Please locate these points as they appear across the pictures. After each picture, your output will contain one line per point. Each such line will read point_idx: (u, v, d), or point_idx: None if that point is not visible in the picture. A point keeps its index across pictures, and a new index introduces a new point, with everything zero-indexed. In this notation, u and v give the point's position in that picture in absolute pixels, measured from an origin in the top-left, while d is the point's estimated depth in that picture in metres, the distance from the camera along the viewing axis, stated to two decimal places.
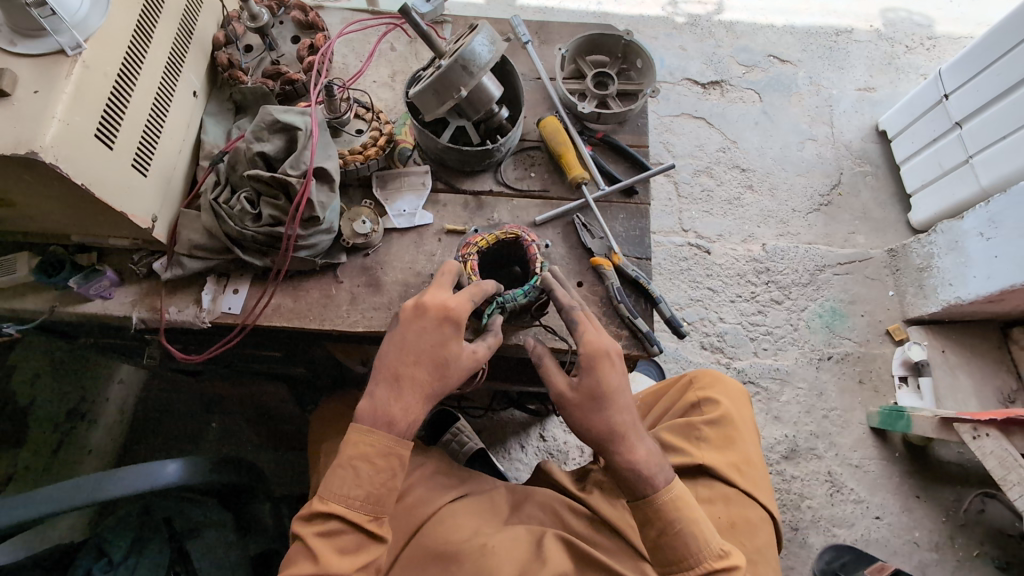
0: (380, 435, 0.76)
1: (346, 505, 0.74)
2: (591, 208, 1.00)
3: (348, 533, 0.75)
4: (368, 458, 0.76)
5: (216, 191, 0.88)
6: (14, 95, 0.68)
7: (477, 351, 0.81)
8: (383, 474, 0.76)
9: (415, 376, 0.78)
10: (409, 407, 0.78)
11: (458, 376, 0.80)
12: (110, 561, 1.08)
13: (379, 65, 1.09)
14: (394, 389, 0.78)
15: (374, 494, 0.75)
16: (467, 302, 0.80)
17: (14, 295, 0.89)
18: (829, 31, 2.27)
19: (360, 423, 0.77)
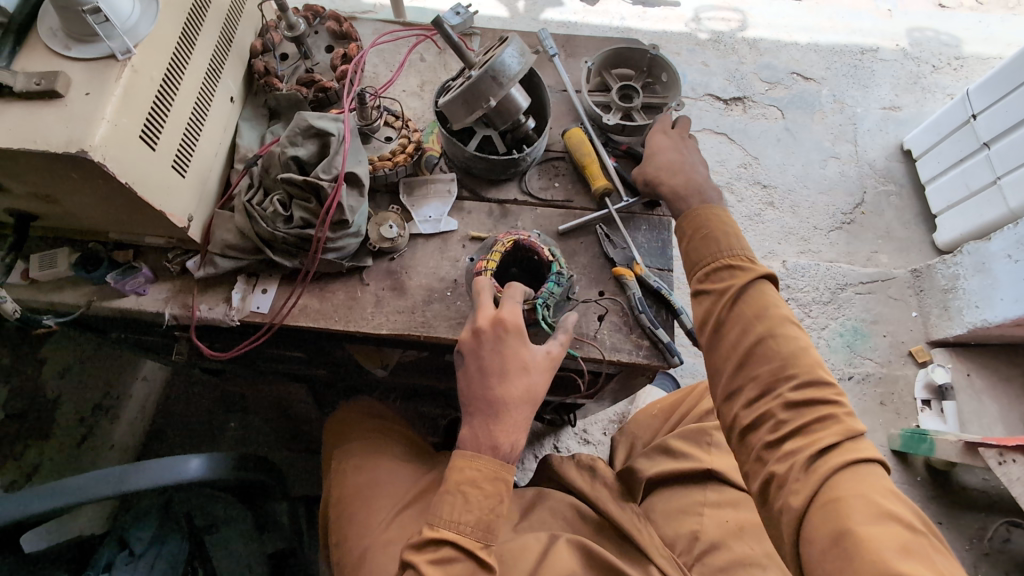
0: (484, 460, 0.78)
1: (458, 530, 0.74)
2: (614, 220, 1.01)
3: (461, 561, 0.73)
4: (467, 486, 0.76)
5: (250, 193, 0.91)
6: (67, 96, 0.71)
7: (549, 352, 0.83)
8: (490, 499, 0.76)
9: (508, 392, 0.79)
10: (513, 431, 0.79)
11: (543, 379, 0.81)
12: (132, 552, 1.09)
13: (409, 75, 1.12)
14: (488, 415, 0.79)
15: (483, 519, 0.75)
16: (514, 305, 0.82)
17: (52, 289, 0.92)
18: (854, 49, 2.27)
19: (458, 451, 0.78)
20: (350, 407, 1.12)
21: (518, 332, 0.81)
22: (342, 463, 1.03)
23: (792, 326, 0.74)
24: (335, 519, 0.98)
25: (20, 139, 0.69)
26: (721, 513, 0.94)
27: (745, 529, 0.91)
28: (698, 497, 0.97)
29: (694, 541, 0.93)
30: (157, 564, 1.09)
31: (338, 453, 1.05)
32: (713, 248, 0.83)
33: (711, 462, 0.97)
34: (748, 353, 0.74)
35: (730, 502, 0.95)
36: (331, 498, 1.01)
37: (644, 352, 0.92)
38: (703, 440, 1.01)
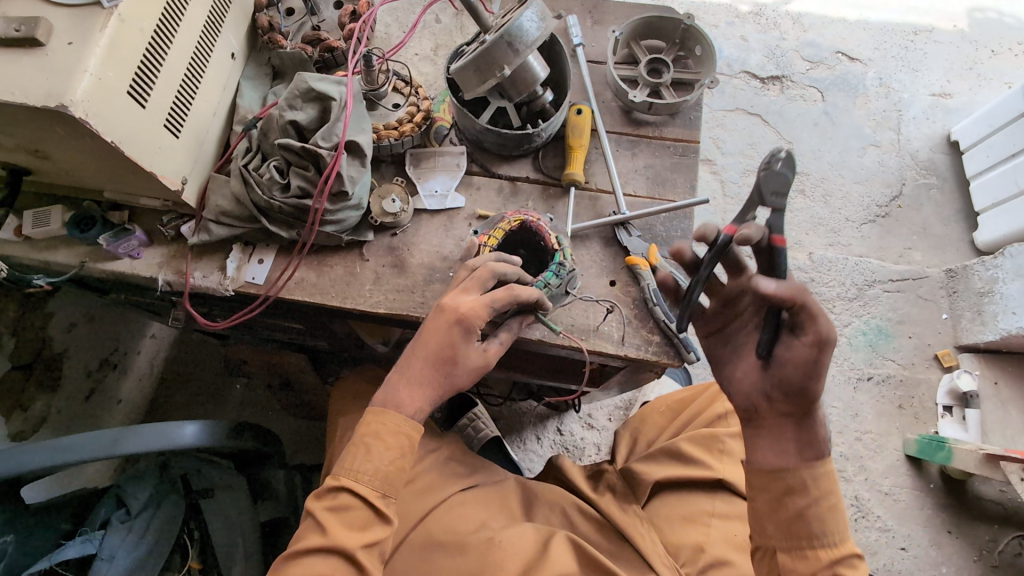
0: (390, 416, 0.72)
1: (356, 480, 0.69)
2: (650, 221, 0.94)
3: (357, 510, 0.69)
4: (378, 437, 0.70)
5: (247, 158, 0.86)
6: (49, 45, 0.66)
7: (487, 352, 0.77)
8: (392, 454, 0.70)
9: (425, 374, 0.73)
10: (417, 402, 0.73)
11: (466, 376, 0.75)
12: (128, 512, 1.10)
13: (423, 37, 1.05)
14: (403, 381, 0.73)
15: (382, 470, 0.70)
16: (483, 304, 0.73)
17: (46, 247, 0.90)
18: (907, 29, 2.10)
19: (371, 405, 0.73)
20: (358, 372, 1.13)
21: (471, 327, 0.74)
22: (343, 436, 1.00)
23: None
24: None
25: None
26: (731, 527, 0.92)
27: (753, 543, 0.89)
28: (705, 507, 0.95)
29: (700, 553, 0.89)
30: (154, 524, 1.10)
31: (339, 425, 1.02)
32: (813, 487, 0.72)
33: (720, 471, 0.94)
34: None
35: (738, 515, 0.93)
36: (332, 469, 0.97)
37: (655, 347, 0.87)
38: (716, 447, 0.97)
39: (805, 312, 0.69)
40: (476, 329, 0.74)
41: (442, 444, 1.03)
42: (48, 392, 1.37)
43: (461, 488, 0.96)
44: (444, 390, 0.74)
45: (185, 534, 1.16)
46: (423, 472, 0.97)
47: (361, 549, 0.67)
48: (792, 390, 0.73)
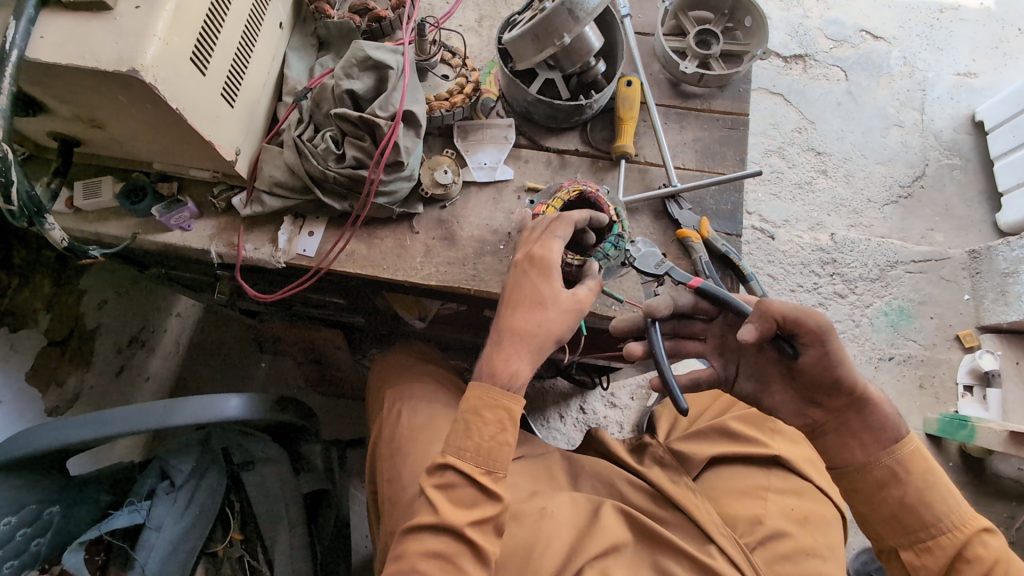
0: (496, 392, 0.71)
1: (461, 457, 0.70)
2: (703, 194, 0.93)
3: (462, 488, 0.69)
4: (479, 414, 0.71)
5: (300, 128, 0.86)
6: (116, 9, 0.65)
7: (577, 294, 0.76)
8: (494, 428, 0.70)
9: (517, 324, 0.74)
10: (517, 358, 0.73)
11: (560, 320, 0.74)
12: (172, 484, 1.10)
13: (467, 9, 1.03)
14: (497, 342, 0.74)
15: (485, 446, 0.69)
16: (549, 237, 0.77)
17: (96, 219, 0.90)
18: (932, 7, 2.08)
19: (470, 382, 0.73)
20: (403, 347, 1.14)
21: (546, 266, 0.76)
22: (393, 407, 1.01)
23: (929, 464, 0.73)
24: (386, 457, 0.97)
25: (67, 53, 0.64)
26: (787, 500, 0.92)
27: (810, 519, 0.90)
28: (760, 481, 0.95)
29: (757, 524, 0.89)
30: (199, 496, 1.11)
31: (388, 397, 1.03)
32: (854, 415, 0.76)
33: (774, 447, 0.96)
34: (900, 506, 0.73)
35: (795, 490, 0.94)
36: (381, 438, 1.00)
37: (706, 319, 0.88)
38: (765, 425, 1.00)
39: (793, 324, 0.72)
40: (553, 268, 0.76)
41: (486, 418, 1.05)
42: (81, 366, 1.36)
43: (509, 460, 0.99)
44: (541, 337, 0.73)
45: (226, 505, 1.19)
46: None
47: (470, 525, 0.68)
48: (822, 389, 0.77)
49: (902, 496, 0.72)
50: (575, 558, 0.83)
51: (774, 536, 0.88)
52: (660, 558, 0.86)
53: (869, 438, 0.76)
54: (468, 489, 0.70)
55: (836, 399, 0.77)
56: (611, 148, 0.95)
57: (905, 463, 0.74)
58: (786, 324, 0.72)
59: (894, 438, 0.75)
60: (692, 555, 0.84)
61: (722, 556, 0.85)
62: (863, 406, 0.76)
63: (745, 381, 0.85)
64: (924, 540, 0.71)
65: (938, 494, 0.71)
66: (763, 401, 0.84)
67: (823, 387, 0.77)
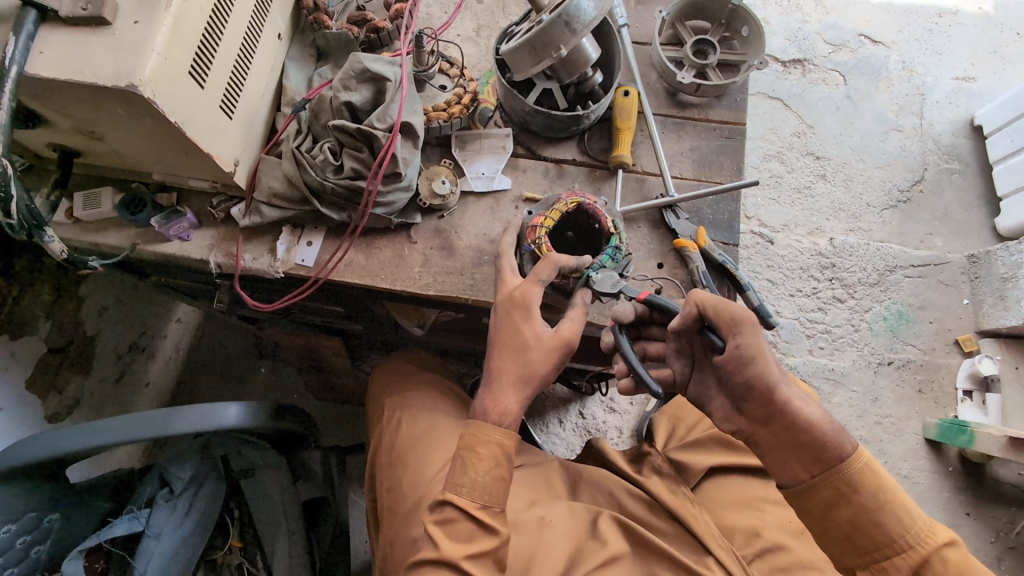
0: (491, 429, 0.74)
1: (463, 494, 0.72)
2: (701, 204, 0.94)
3: (461, 522, 0.71)
4: (474, 449, 0.73)
5: (298, 139, 0.86)
6: (116, 25, 0.65)
7: (560, 331, 0.77)
8: (488, 464, 0.72)
9: (504, 367, 0.76)
10: (506, 398, 0.75)
11: (544, 358, 0.76)
12: (172, 491, 1.10)
13: (465, 18, 1.03)
14: (489, 385, 0.76)
15: (481, 481, 0.71)
16: (533, 281, 0.77)
17: (97, 230, 0.90)
18: (931, 11, 2.08)
19: (469, 418, 0.76)
20: (403, 355, 1.15)
21: (529, 308, 0.77)
22: (393, 414, 1.01)
23: (877, 480, 0.72)
24: (385, 466, 0.97)
25: (67, 69, 0.64)
26: (784, 513, 0.92)
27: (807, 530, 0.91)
28: (758, 493, 0.95)
29: (756, 537, 0.90)
30: (198, 502, 1.10)
31: (388, 404, 1.04)
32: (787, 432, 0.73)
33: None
34: (851, 526, 0.72)
35: None
36: (381, 448, 1.00)
37: None
38: None
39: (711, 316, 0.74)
40: (533, 308, 0.77)
41: None
42: (81, 374, 1.36)
43: None
44: (532, 382, 0.76)
45: (226, 513, 1.19)
46: None
47: (467, 559, 0.69)
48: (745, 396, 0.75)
49: (853, 515, 0.71)
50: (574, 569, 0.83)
51: (773, 548, 0.89)
52: (658, 568, 0.86)
53: (809, 459, 0.73)
54: (465, 523, 0.71)
55: (758, 407, 0.74)
56: (608, 157, 0.95)
57: (855, 483, 0.72)
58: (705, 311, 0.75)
59: (838, 456, 0.72)
60: (689, 565, 0.84)
61: (719, 565, 0.86)
62: (789, 421, 0.72)
63: (692, 388, 0.85)
64: (875, 560, 0.72)
65: (887, 515, 0.71)
66: (704, 405, 0.83)
67: (745, 394, 0.74)
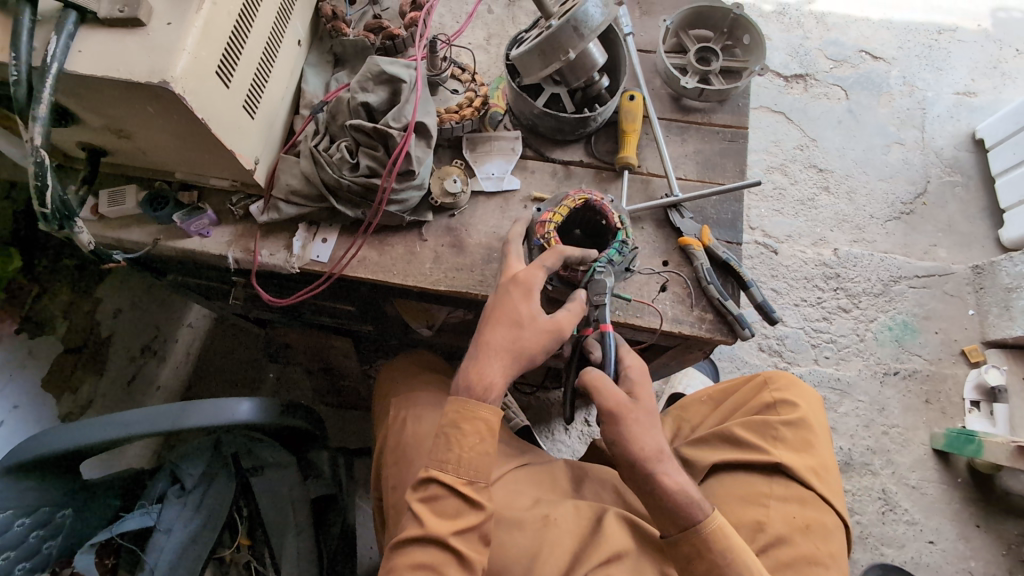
0: (473, 404, 0.75)
1: (445, 470, 0.73)
2: (705, 204, 0.96)
3: (446, 498, 0.73)
4: (460, 426, 0.74)
5: (316, 139, 0.90)
6: (149, 26, 0.69)
7: (555, 319, 0.79)
8: (473, 440, 0.74)
9: (492, 339, 0.77)
10: (491, 371, 0.76)
11: (533, 338, 0.78)
12: (183, 487, 1.12)
13: (476, 28, 1.08)
14: (474, 359, 0.77)
15: (466, 458, 0.73)
16: (537, 265, 0.80)
17: (120, 226, 0.93)
18: (931, 28, 2.12)
19: (451, 394, 0.76)
20: (408, 356, 1.17)
21: (530, 289, 0.79)
22: (398, 414, 1.03)
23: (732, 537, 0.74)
24: (394, 462, 0.98)
25: (103, 66, 0.68)
26: (789, 508, 0.93)
27: (812, 528, 0.91)
28: (761, 489, 0.96)
29: (759, 532, 0.91)
30: (207, 499, 1.11)
31: (394, 405, 1.05)
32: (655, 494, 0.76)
33: (776, 455, 0.96)
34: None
35: (797, 497, 0.94)
36: (389, 444, 1.01)
37: (709, 324, 0.89)
38: (768, 433, 0.99)
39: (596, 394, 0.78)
40: (535, 291, 0.79)
41: None
42: (95, 375, 1.39)
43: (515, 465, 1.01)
44: (517, 359, 0.77)
45: (235, 511, 1.19)
46: None
47: (455, 536, 0.71)
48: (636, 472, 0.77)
49: (706, 573, 0.73)
50: (580, 564, 0.84)
51: (777, 543, 0.90)
52: (664, 565, 0.87)
53: (669, 519, 0.76)
54: (451, 499, 0.73)
55: (636, 473, 0.76)
56: (615, 159, 0.98)
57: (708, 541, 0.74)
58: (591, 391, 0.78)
59: (693, 517, 0.75)
60: None
61: None
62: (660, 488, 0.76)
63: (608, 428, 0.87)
64: None
65: (734, 571, 0.72)
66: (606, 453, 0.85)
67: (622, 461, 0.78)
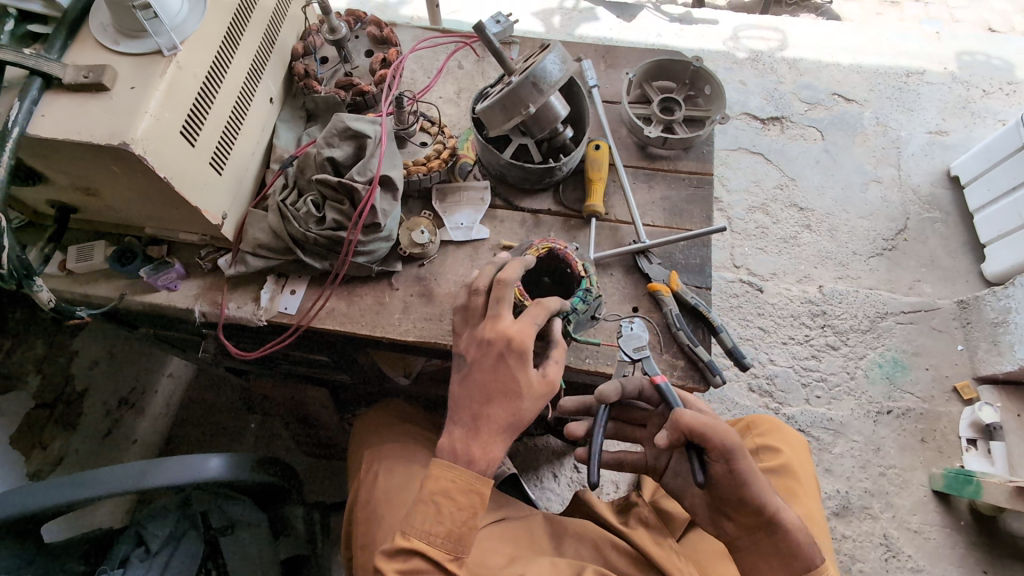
0: (459, 470, 0.74)
1: (429, 541, 0.72)
2: (672, 250, 0.97)
3: (425, 574, 0.71)
4: (451, 497, 0.73)
5: (284, 193, 0.91)
6: (113, 90, 0.71)
7: (517, 323, 0.77)
8: (463, 514, 0.72)
9: (493, 414, 0.75)
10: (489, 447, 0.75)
11: (533, 407, 0.76)
12: (147, 551, 1.01)
13: (447, 82, 1.11)
14: (470, 430, 0.76)
15: (457, 534, 0.72)
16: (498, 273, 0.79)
17: (87, 281, 0.93)
18: (899, 71, 2.20)
19: (442, 461, 0.74)
20: (383, 406, 1.15)
21: (501, 305, 0.78)
22: (370, 468, 1.00)
23: None
24: (362, 519, 0.95)
25: (66, 130, 0.69)
26: None
27: None
28: None
29: None
30: (173, 566, 1.01)
31: (366, 457, 1.03)
32: (770, 536, 0.74)
33: None
34: None
35: None
36: (358, 501, 0.98)
37: (681, 371, 0.88)
38: None
39: (700, 438, 0.72)
40: (506, 304, 0.78)
41: None
42: (66, 430, 1.34)
43: (491, 521, 0.98)
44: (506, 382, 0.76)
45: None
46: None
47: None
48: (732, 502, 0.75)
49: None
50: None
51: None
52: None
53: (780, 566, 0.74)
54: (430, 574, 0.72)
55: (751, 516, 0.75)
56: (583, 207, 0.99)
57: None
58: (694, 435, 0.73)
59: (802, 567, 0.74)
60: None
61: None
62: (774, 529, 0.74)
63: (671, 477, 0.85)
64: None
65: None
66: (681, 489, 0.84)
67: (733, 500, 0.75)
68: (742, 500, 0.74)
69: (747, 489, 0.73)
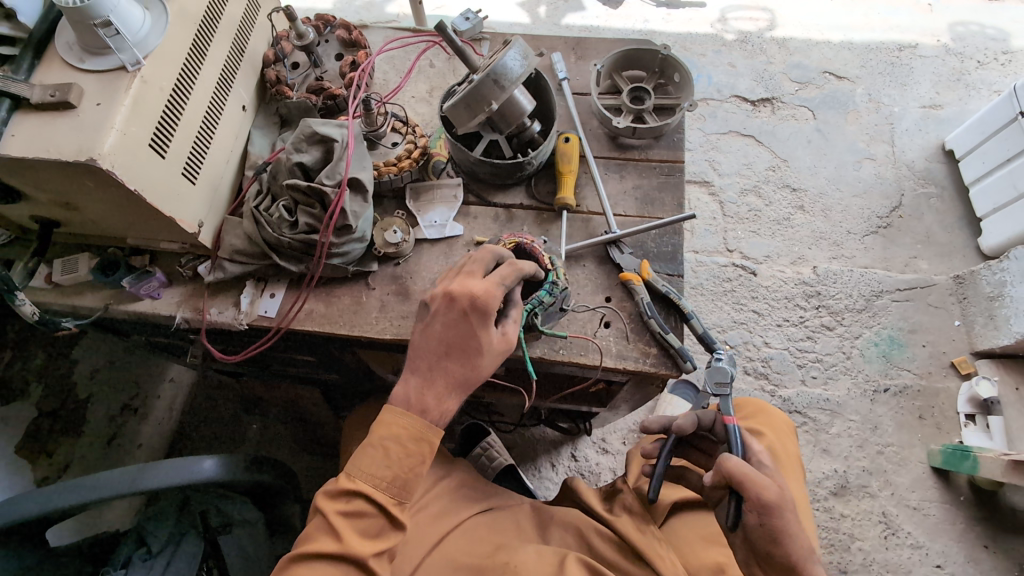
0: (411, 419, 0.75)
1: (375, 485, 0.73)
2: (644, 240, 0.97)
3: (370, 517, 0.73)
4: (395, 442, 0.74)
5: (258, 199, 0.93)
6: (80, 107, 0.74)
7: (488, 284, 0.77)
8: (410, 459, 0.74)
9: (449, 369, 0.76)
10: (439, 393, 0.76)
11: (491, 364, 0.78)
12: (149, 551, 1.01)
13: (418, 81, 1.12)
14: (426, 379, 0.76)
15: (403, 478, 0.73)
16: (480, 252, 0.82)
17: (75, 293, 0.96)
18: (891, 46, 2.17)
19: (394, 407, 0.75)
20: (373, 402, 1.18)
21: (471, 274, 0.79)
22: None
23: None
24: None
25: (36, 148, 0.72)
26: None
27: None
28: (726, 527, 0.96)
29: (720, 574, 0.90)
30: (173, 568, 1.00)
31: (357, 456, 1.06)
32: None
33: None
34: None
35: None
36: None
37: (653, 359, 0.89)
38: None
39: (739, 486, 0.76)
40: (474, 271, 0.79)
41: (453, 470, 1.08)
42: (72, 438, 1.38)
43: (475, 512, 1.01)
44: (467, 338, 0.76)
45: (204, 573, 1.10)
46: (436, 499, 1.02)
47: (374, 557, 0.71)
48: (764, 555, 0.76)
49: None
50: None
51: None
52: None
53: None
54: (375, 519, 0.73)
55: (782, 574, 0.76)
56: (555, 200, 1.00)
57: None
58: (733, 481, 0.77)
59: None
60: None
61: None
62: None
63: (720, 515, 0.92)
64: None
65: None
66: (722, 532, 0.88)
67: (766, 557, 0.76)
68: (771, 555, 0.75)
69: (780, 544, 0.74)
